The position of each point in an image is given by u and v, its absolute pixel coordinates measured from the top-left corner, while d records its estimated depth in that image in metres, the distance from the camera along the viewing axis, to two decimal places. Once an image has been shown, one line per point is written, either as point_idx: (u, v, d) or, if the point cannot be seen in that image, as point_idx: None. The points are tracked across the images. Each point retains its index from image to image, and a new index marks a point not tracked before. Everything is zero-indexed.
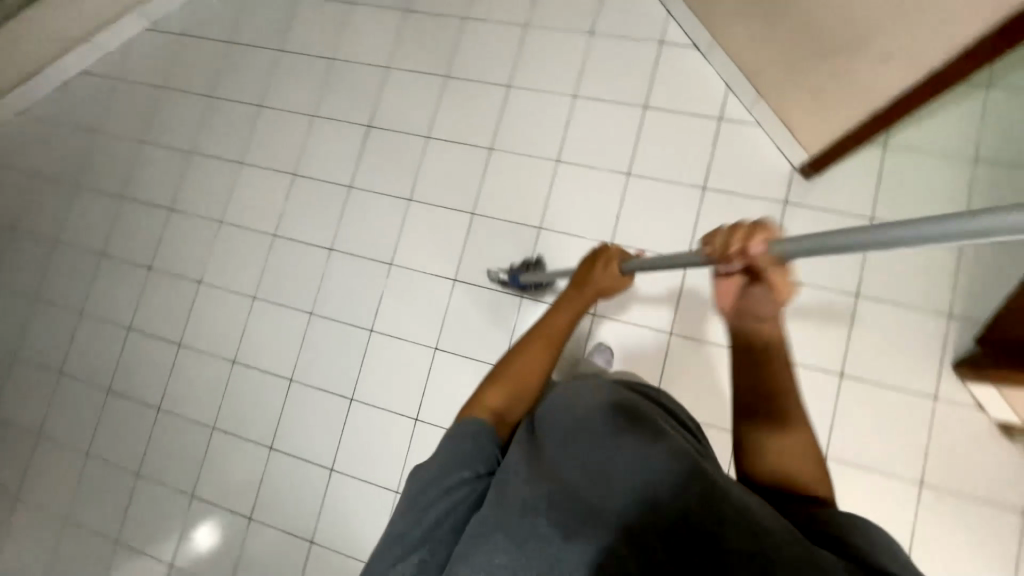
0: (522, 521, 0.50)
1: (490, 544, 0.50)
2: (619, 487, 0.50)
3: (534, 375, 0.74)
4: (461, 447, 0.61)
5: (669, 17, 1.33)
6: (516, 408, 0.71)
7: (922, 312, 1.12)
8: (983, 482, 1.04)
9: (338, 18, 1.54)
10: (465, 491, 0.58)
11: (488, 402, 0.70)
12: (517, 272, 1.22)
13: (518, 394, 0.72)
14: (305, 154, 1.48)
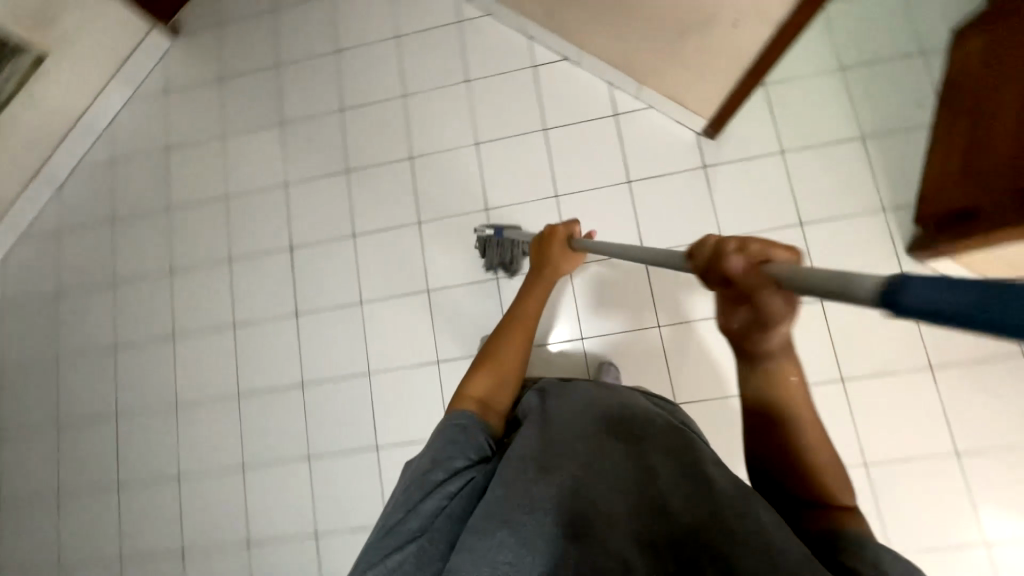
0: (516, 517, 0.50)
1: (485, 538, 0.50)
2: (619, 483, 0.52)
3: (511, 363, 0.81)
4: (457, 443, 0.66)
5: (531, 41, 1.37)
6: (498, 396, 0.77)
7: (862, 215, 1.18)
8: (976, 342, 1.11)
9: (216, 155, 1.47)
10: (460, 489, 0.61)
11: (474, 390, 0.76)
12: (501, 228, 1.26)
13: (500, 376, 0.79)
14: (236, 300, 1.40)
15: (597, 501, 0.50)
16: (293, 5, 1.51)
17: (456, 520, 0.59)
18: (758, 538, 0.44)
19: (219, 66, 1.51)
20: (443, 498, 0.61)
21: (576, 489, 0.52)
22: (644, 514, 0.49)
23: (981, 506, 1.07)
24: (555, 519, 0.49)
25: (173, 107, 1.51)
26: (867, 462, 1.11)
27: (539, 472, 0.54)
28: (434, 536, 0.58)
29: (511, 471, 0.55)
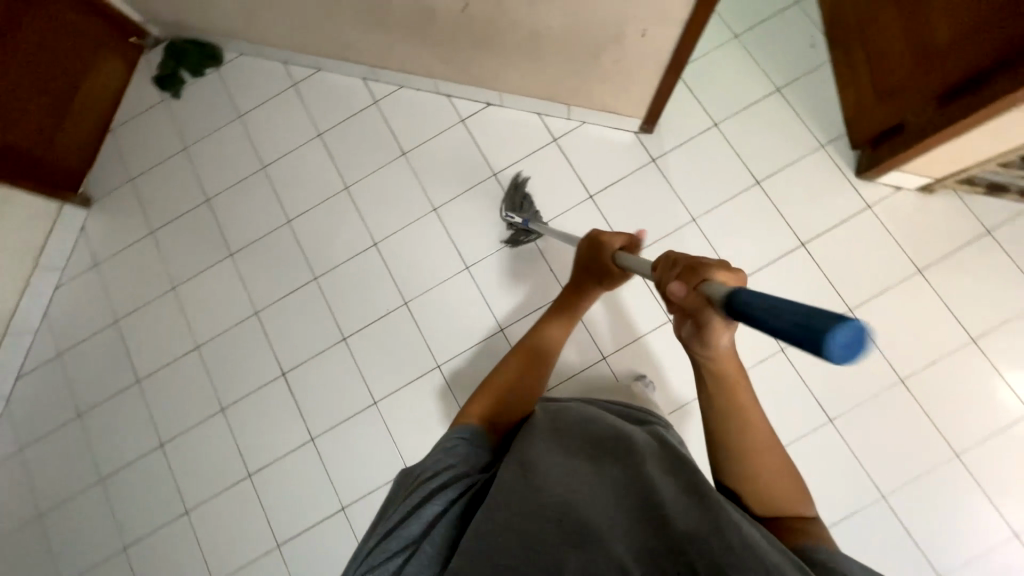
0: (525, 524, 0.53)
1: (495, 542, 0.53)
2: (624, 501, 0.55)
3: (520, 381, 0.81)
4: (462, 451, 0.68)
5: (451, 98, 1.40)
6: (502, 414, 0.76)
7: (805, 157, 1.26)
8: (944, 233, 1.20)
9: (172, 307, 1.39)
10: (461, 496, 0.62)
11: (481, 410, 0.75)
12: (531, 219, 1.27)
13: (510, 400, 0.78)
14: (244, 448, 1.30)
15: (604, 517, 0.53)
16: (204, 137, 1.47)
17: (455, 525, 0.60)
18: (742, 544, 0.46)
19: (145, 219, 1.44)
20: (446, 503, 0.61)
21: (585, 505, 0.55)
22: (645, 529, 0.51)
23: (1010, 376, 1.14)
24: (562, 526, 0.52)
25: (109, 275, 1.42)
26: (902, 376, 1.16)
27: (546, 485, 0.58)
28: (436, 541, 0.58)
29: (519, 483, 0.59)
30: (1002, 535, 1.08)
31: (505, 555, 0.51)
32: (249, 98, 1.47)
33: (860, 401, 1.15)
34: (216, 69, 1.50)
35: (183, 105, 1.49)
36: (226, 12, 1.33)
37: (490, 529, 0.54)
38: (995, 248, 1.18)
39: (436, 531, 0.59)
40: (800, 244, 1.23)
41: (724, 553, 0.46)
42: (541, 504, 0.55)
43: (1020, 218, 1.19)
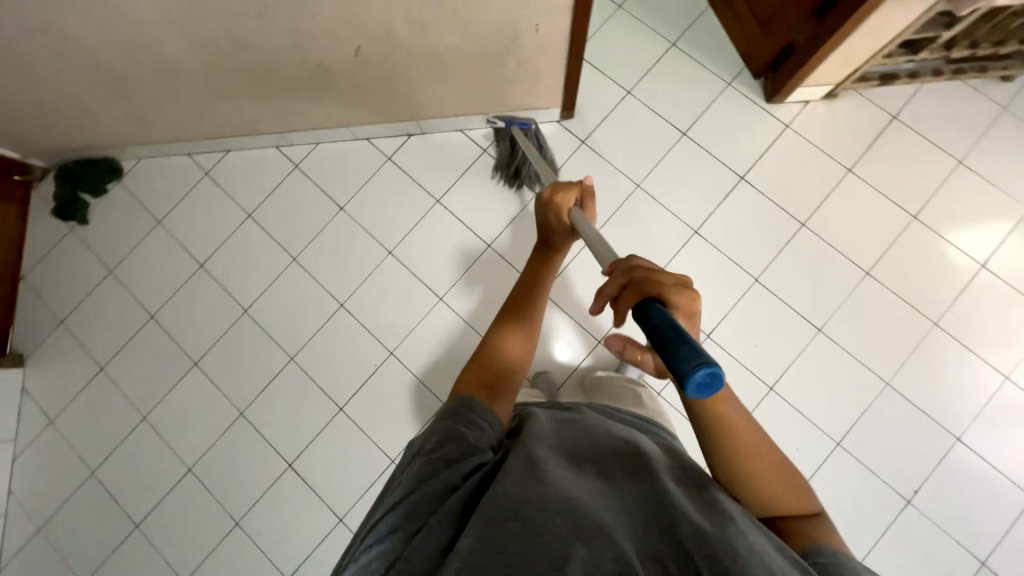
0: (537, 514, 0.50)
1: (505, 528, 0.48)
2: (639, 500, 0.53)
3: (511, 349, 0.74)
4: (465, 424, 0.62)
5: (371, 141, 1.38)
6: (498, 386, 0.69)
7: (718, 97, 1.33)
8: (858, 129, 1.29)
9: (149, 438, 1.29)
10: (467, 478, 0.56)
11: (481, 380, 0.70)
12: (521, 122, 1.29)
13: (507, 366, 0.72)
14: (272, 555, 1.22)
15: (619, 517, 0.51)
16: (127, 254, 1.38)
17: (461, 507, 0.53)
18: (748, 554, 0.47)
19: (90, 357, 1.34)
20: (451, 481, 0.55)
21: (598, 503, 0.52)
22: (658, 533, 0.49)
23: (955, 238, 1.23)
24: (573, 520, 0.49)
25: (69, 428, 1.31)
26: (867, 268, 1.23)
27: (556, 478, 0.54)
28: (438, 521, 0.52)
29: (531, 474, 0.54)
30: (996, 380, 1.17)
31: (513, 544, 0.47)
32: (164, 201, 1.40)
33: (840, 302, 1.22)
34: (119, 183, 1.42)
35: (95, 229, 1.40)
36: (111, 123, 1.26)
37: (500, 518, 0.49)
38: (904, 129, 1.28)
39: (440, 511, 0.52)
40: (740, 178, 1.29)
41: (733, 562, 0.46)
42: (553, 494, 0.51)
43: (915, 97, 1.29)
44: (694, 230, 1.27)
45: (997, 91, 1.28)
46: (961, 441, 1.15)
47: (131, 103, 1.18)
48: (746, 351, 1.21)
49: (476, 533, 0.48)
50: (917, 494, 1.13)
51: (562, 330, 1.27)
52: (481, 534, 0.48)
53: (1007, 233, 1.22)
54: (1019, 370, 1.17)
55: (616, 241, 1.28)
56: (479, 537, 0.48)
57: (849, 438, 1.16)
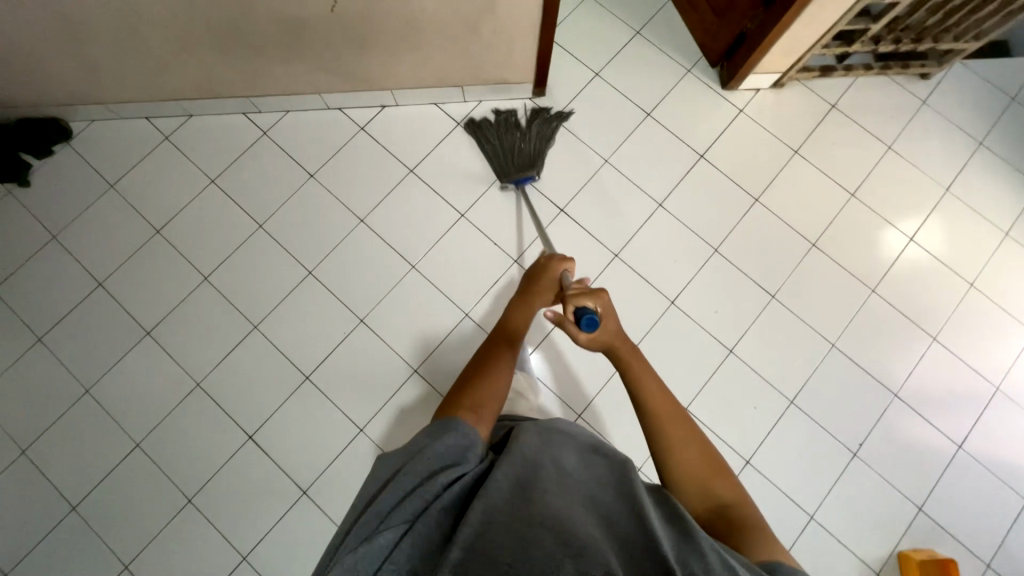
0: (525, 527, 0.51)
1: (494, 539, 0.50)
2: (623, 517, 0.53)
3: (500, 382, 0.71)
4: (449, 435, 0.62)
5: (343, 111, 1.37)
6: (487, 411, 0.67)
7: (680, 83, 1.42)
8: (802, 117, 1.41)
9: (93, 412, 1.20)
10: (450, 488, 0.56)
11: (468, 401, 0.67)
12: (524, 177, 1.28)
13: (493, 397, 0.69)
14: (228, 531, 1.15)
15: (603, 534, 0.52)
16: (75, 219, 1.30)
17: (448, 516, 0.54)
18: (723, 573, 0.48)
19: (26, 328, 1.24)
20: (435, 491, 0.55)
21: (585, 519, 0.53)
22: (645, 550, 0.49)
23: (901, 224, 1.36)
24: (561, 535, 0.50)
25: None
26: (813, 241, 1.33)
27: (545, 496, 0.55)
28: (426, 527, 0.53)
29: (515, 493, 0.55)
30: (926, 341, 1.29)
31: (505, 550, 0.49)
32: (118, 165, 1.33)
33: (791, 272, 1.31)
34: (67, 145, 1.34)
35: (39, 192, 1.31)
36: (62, 75, 1.19)
37: (488, 529, 0.51)
38: (842, 117, 1.41)
39: (429, 518, 0.53)
40: (700, 156, 1.37)
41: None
42: (539, 510, 0.53)
43: (850, 89, 1.43)
44: (659, 203, 1.34)
45: (918, 87, 1.44)
46: (898, 397, 1.25)
47: (85, 51, 1.13)
48: (708, 317, 1.28)
49: (463, 542, 0.50)
50: (862, 447, 1.22)
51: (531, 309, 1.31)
52: (470, 543, 0.50)
53: (929, 210, 1.36)
54: (944, 332, 1.29)
55: (585, 213, 1.33)
56: (469, 547, 0.49)
57: (802, 396, 1.24)
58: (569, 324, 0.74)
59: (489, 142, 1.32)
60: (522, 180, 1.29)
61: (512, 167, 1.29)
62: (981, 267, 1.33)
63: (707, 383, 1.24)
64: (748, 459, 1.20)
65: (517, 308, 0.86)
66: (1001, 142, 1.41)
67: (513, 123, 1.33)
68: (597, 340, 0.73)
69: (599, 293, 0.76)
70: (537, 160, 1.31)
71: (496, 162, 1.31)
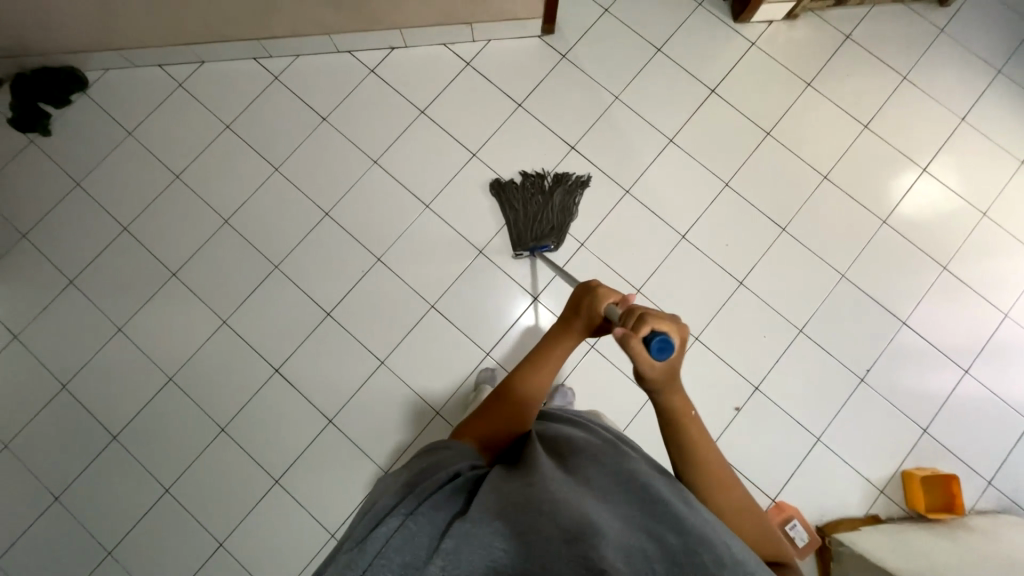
0: (521, 516, 0.51)
1: (489, 530, 0.51)
2: (627, 505, 0.53)
3: (512, 413, 0.74)
4: (448, 451, 0.65)
5: (353, 54, 1.37)
6: (494, 437, 0.71)
7: (691, 16, 1.40)
8: (816, 49, 1.39)
9: (127, 349, 1.26)
10: (445, 487, 0.57)
11: (478, 428, 0.72)
12: (541, 245, 1.24)
13: (503, 427, 0.72)
14: (261, 456, 1.22)
15: (607, 521, 0.50)
16: (95, 167, 1.33)
17: (443, 510, 0.54)
18: (731, 560, 0.46)
19: (56, 271, 1.29)
20: (430, 488, 0.56)
21: (586, 504, 0.52)
22: (644, 536, 0.49)
23: (921, 160, 1.35)
24: (558, 519, 0.49)
25: (35, 343, 1.26)
26: (824, 173, 1.33)
27: (544, 485, 0.55)
28: (421, 519, 0.52)
29: (513, 487, 0.56)
30: (936, 270, 1.30)
31: (498, 541, 0.50)
32: (134, 113, 1.35)
33: (801, 205, 1.32)
34: (83, 94, 1.35)
35: (60, 140, 1.34)
36: (77, 18, 1.20)
37: (482, 519, 0.52)
38: (857, 48, 1.39)
39: (420, 512, 0.52)
40: (710, 91, 1.36)
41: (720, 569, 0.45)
42: (537, 501, 0.53)
43: (865, 19, 1.40)
44: (670, 139, 1.34)
45: (936, 15, 1.40)
46: (907, 325, 1.27)
47: None
48: (718, 250, 1.29)
49: (456, 531, 0.50)
50: (869, 373, 1.25)
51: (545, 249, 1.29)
52: (463, 532, 0.50)
53: (944, 141, 1.35)
54: (954, 263, 1.30)
55: (596, 151, 1.33)
56: (462, 536, 0.50)
57: (810, 325, 1.27)
58: (637, 346, 0.60)
59: (512, 205, 1.27)
60: (539, 248, 1.25)
61: (529, 236, 1.24)
62: (994, 197, 1.33)
63: (716, 315, 1.27)
64: (757, 385, 1.24)
65: (555, 335, 0.81)
66: (1020, 69, 1.38)
67: (540, 191, 1.28)
68: (662, 372, 0.61)
69: (670, 319, 0.64)
70: (557, 232, 1.26)
71: (513, 229, 1.26)
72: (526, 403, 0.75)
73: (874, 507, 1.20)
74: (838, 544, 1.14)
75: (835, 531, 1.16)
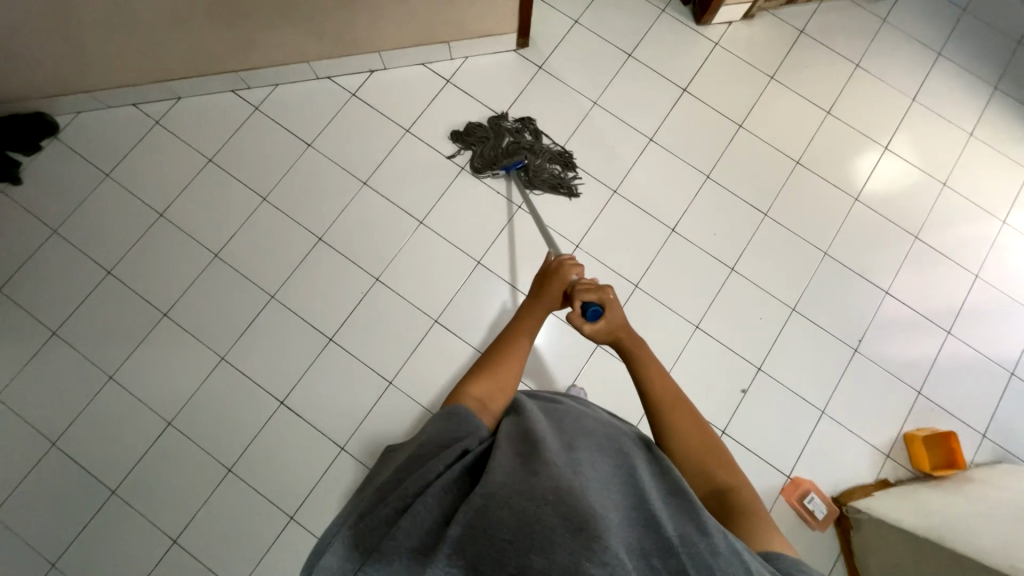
0: (526, 503, 0.52)
1: (495, 514, 0.50)
2: (624, 497, 0.56)
3: (511, 373, 0.73)
4: (450, 424, 0.64)
5: (333, 80, 1.38)
6: (496, 399, 0.70)
7: (656, 22, 1.47)
8: (774, 44, 1.48)
9: (120, 397, 1.20)
10: (451, 469, 0.57)
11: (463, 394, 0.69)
12: (514, 164, 1.30)
13: (501, 388, 0.72)
14: (273, 494, 1.18)
15: (610, 513, 0.53)
16: (72, 212, 1.28)
17: (449, 494, 0.55)
18: (725, 552, 0.51)
19: (38, 323, 1.23)
20: (437, 470, 0.57)
21: (587, 493, 0.55)
22: (643, 528, 0.53)
23: (881, 139, 1.44)
24: (561, 510, 0.51)
25: (20, 402, 1.19)
26: (796, 159, 1.41)
27: (546, 469, 0.57)
28: (428, 504, 0.53)
29: (517, 471, 0.56)
30: (909, 240, 1.38)
31: (507, 527, 0.49)
32: (111, 153, 1.32)
33: (780, 189, 1.38)
34: (55, 139, 1.32)
35: (32, 187, 1.29)
36: (47, 62, 1.18)
37: (490, 506, 0.51)
38: (811, 41, 1.48)
39: (428, 496, 0.54)
40: (682, 90, 1.43)
41: (715, 560, 0.50)
42: (542, 486, 0.54)
43: (815, 14, 1.50)
44: (650, 138, 1.39)
45: (877, 6, 1.52)
46: (889, 294, 1.34)
47: (69, 34, 1.12)
48: (707, 239, 1.34)
49: (464, 520, 0.50)
50: (862, 342, 1.31)
51: (545, 253, 1.31)
52: (471, 518, 0.50)
53: (900, 120, 1.45)
54: (924, 231, 1.39)
55: (581, 154, 1.37)
56: (469, 523, 0.50)
57: (801, 303, 1.32)
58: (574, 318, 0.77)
59: (498, 134, 1.34)
60: (508, 164, 1.31)
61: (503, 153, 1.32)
62: (951, 167, 1.43)
63: (714, 301, 1.30)
64: (760, 366, 1.28)
65: (528, 300, 0.85)
66: (958, 51, 1.50)
67: (531, 133, 1.36)
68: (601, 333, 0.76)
69: (601, 289, 0.78)
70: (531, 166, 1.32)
71: (490, 144, 1.33)
72: (518, 364, 0.75)
73: (884, 472, 1.24)
74: (855, 512, 1.17)
75: (851, 500, 1.19)
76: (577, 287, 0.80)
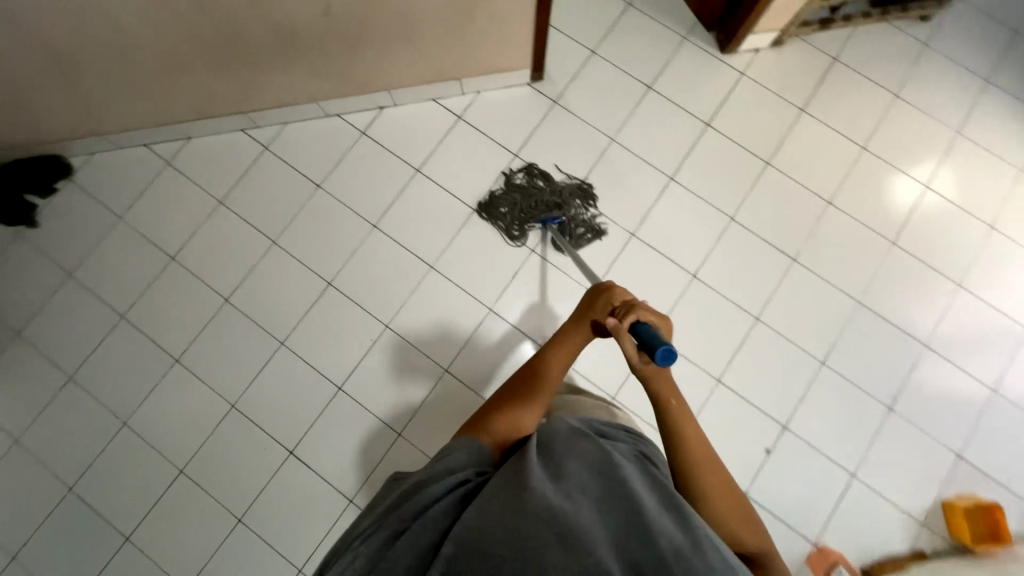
0: (520, 522, 0.51)
1: (487, 532, 0.51)
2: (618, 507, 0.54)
3: (524, 407, 0.71)
4: (454, 454, 0.63)
5: (342, 117, 1.35)
6: (507, 434, 0.68)
7: (678, 52, 1.39)
8: (805, 73, 1.38)
9: (133, 444, 1.21)
10: (450, 492, 0.57)
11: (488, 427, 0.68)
12: (553, 219, 1.25)
13: (515, 423, 0.69)
14: (282, 545, 1.17)
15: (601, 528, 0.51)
16: (86, 254, 1.29)
17: (447, 517, 0.55)
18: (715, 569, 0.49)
19: (55, 368, 1.24)
20: (435, 493, 0.57)
21: (584, 508, 0.53)
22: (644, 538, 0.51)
23: (921, 177, 1.34)
24: (555, 527, 0.50)
25: (38, 446, 1.21)
26: (828, 200, 1.32)
27: (539, 486, 0.55)
28: (424, 527, 0.54)
29: (512, 486, 0.55)
30: (950, 288, 1.28)
31: (499, 543, 0.50)
32: (124, 194, 1.32)
33: (809, 232, 1.30)
34: (70, 181, 1.32)
35: (47, 231, 1.30)
36: (60, 108, 1.18)
37: (482, 527, 0.51)
38: (846, 69, 1.39)
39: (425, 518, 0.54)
40: (706, 123, 1.35)
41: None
42: (533, 506, 0.52)
43: (850, 40, 1.40)
44: (670, 177, 1.33)
45: (919, 30, 1.41)
46: (927, 347, 1.25)
47: (79, 81, 1.11)
48: (731, 286, 1.27)
49: (455, 541, 0.51)
50: (896, 400, 1.23)
51: (559, 299, 1.27)
52: (462, 538, 0.51)
53: (943, 155, 1.35)
54: (967, 279, 1.29)
55: (598, 194, 1.32)
56: (461, 543, 0.51)
57: (831, 356, 1.25)
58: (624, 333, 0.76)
59: (523, 186, 1.30)
60: (550, 221, 1.26)
61: (539, 211, 1.27)
62: (998, 209, 1.32)
63: (737, 352, 1.24)
64: (785, 424, 1.21)
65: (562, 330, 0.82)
66: (1009, 78, 1.39)
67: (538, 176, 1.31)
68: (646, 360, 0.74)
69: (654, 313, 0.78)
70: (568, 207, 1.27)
71: (522, 211, 1.29)
72: (535, 400, 0.73)
73: (918, 541, 1.16)
74: None
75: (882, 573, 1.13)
76: (629, 305, 0.79)
